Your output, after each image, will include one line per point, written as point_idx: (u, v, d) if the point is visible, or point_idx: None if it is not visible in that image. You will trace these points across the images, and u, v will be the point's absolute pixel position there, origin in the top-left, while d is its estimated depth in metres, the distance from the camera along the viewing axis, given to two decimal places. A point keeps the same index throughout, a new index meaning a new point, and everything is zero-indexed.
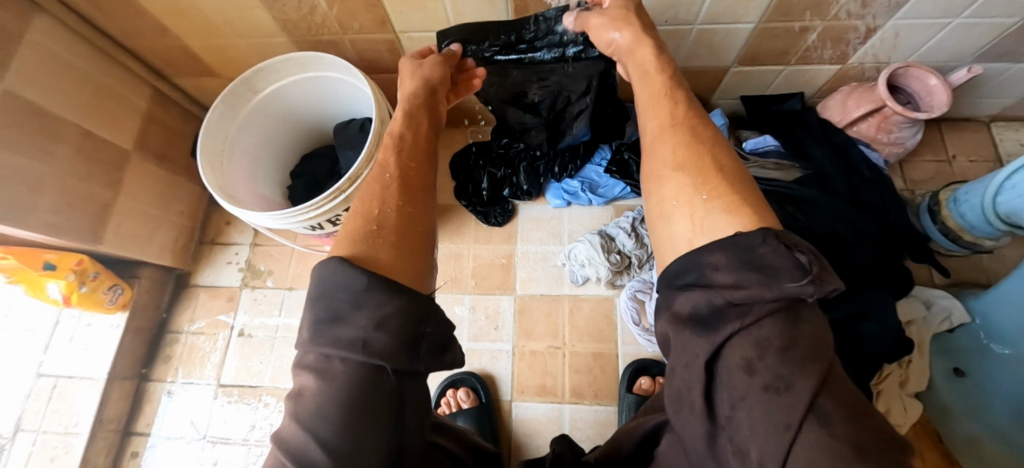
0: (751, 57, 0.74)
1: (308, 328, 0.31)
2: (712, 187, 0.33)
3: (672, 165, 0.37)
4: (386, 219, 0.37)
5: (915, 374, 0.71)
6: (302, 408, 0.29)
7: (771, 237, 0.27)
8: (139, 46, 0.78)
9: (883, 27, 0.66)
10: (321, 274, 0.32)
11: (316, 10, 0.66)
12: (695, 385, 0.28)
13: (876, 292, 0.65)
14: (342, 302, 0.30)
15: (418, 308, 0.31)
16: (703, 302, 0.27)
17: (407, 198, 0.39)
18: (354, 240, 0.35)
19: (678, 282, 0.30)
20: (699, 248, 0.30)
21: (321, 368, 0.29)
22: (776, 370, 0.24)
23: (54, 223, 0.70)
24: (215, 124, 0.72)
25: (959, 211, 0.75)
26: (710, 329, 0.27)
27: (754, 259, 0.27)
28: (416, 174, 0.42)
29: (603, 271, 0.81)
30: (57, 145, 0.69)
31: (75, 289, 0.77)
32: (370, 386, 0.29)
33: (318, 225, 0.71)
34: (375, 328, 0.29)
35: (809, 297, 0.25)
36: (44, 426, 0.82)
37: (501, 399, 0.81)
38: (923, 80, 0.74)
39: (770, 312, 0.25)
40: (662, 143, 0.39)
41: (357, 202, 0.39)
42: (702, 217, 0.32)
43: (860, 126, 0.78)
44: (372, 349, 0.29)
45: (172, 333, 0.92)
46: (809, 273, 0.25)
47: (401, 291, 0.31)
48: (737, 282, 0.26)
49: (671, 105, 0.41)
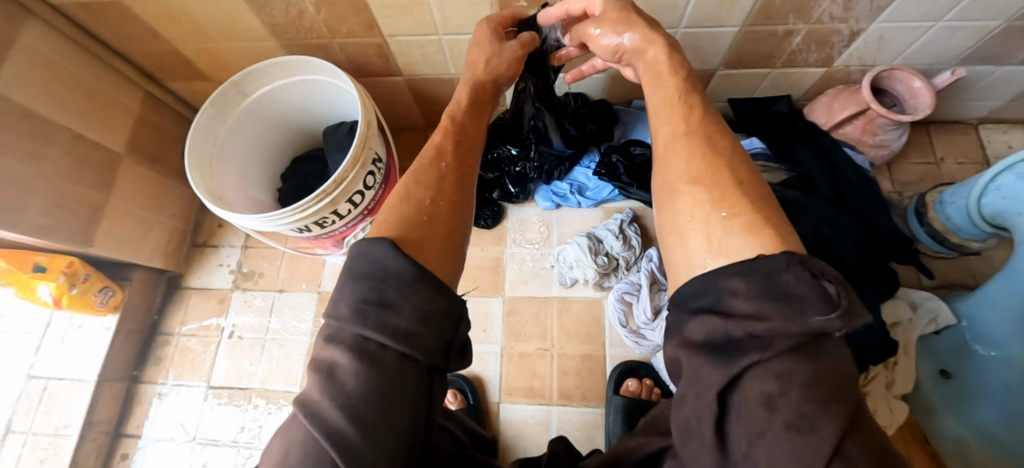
0: (737, 60, 0.75)
1: (348, 303, 0.30)
2: (729, 203, 0.33)
3: (688, 177, 0.36)
4: (438, 211, 0.37)
5: (901, 375, 0.71)
6: (333, 384, 0.27)
7: (796, 264, 0.27)
8: (132, 50, 0.79)
9: (866, 30, 0.66)
10: (369, 253, 0.32)
11: (304, 15, 0.67)
12: (705, 416, 0.27)
13: (860, 293, 0.65)
14: (389, 288, 0.30)
15: (455, 311, 0.32)
16: (720, 330, 0.27)
17: (460, 193, 0.40)
18: (405, 225, 0.35)
19: (695, 306, 0.30)
20: (716, 273, 0.30)
21: (359, 347, 0.28)
22: (799, 407, 0.23)
23: (44, 225, 0.71)
24: (204, 127, 0.73)
25: (946, 213, 0.75)
26: (727, 360, 0.26)
27: (776, 287, 0.26)
28: (469, 168, 0.43)
29: (590, 273, 0.81)
30: (48, 148, 0.69)
31: (65, 291, 0.77)
32: (407, 375, 0.28)
33: (306, 227, 0.71)
34: (419, 322, 0.29)
35: (835, 333, 0.25)
36: (35, 427, 0.82)
37: (489, 401, 0.81)
38: (908, 83, 0.74)
39: (792, 347, 0.25)
40: (677, 153, 0.39)
41: (409, 185, 0.39)
42: (720, 237, 0.32)
43: (847, 128, 0.78)
44: (414, 340, 0.29)
45: (163, 334, 0.93)
46: (837, 306, 0.25)
47: (443, 291, 0.31)
48: (757, 312, 0.26)
49: (686, 110, 0.41)
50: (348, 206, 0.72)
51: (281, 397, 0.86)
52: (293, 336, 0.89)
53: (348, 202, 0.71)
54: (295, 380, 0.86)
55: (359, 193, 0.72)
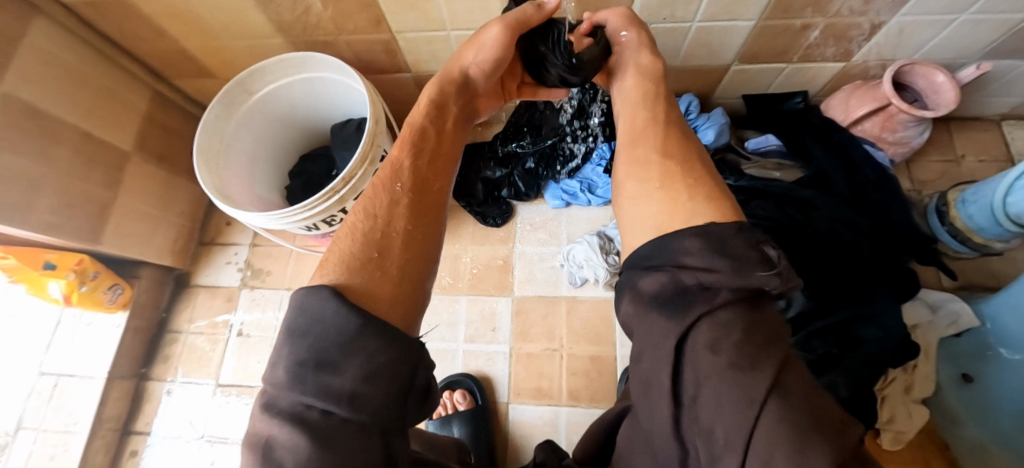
0: (752, 55, 0.73)
1: (284, 367, 0.27)
2: (695, 175, 0.35)
3: (661, 152, 0.38)
4: (389, 244, 0.35)
5: (921, 379, 0.69)
6: (270, 461, 0.25)
7: (742, 230, 0.28)
8: (138, 47, 0.79)
9: (887, 24, 0.64)
10: (304, 304, 0.29)
11: (311, 11, 0.66)
12: (662, 365, 0.27)
13: (879, 297, 0.64)
14: (328, 346, 0.27)
15: (410, 358, 0.29)
16: (672, 282, 0.28)
17: (416, 218, 0.38)
18: (351, 266, 0.33)
19: (649, 264, 0.31)
20: (671, 234, 0.30)
21: (297, 416, 0.26)
22: (742, 349, 0.24)
23: (54, 223, 0.71)
24: (211, 125, 0.72)
25: (967, 212, 0.73)
26: (678, 310, 0.27)
27: (727, 246, 0.27)
28: (430, 186, 0.41)
29: (601, 272, 0.81)
30: (56, 146, 0.69)
31: (74, 288, 0.77)
32: (351, 439, 0.26)
33: (314, 225, 0.70)
34: (365, 382, 0.27)
35: (773, 290, 0.27)
36: (45, 424, 0.82)
37: (497, 402, 0.80)
38: (929, 78, 0.72)
39: (735, 298, 0.26)
40: (647, 132, 0.40)
41: (354, 216, 0.38)
42: (683, 203, 0.33)
43: (865, 124, 0.76)
44: (360, 402, 0.26)
45: (172, 332, 0.93)
46: (775, 267, 0.27)
47: (394, 339, 0.29)
48: (709, 265, 0.27)
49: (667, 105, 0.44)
50: None
51: None
52: None
53: (355, 200, 0.70)
54: None
55: None
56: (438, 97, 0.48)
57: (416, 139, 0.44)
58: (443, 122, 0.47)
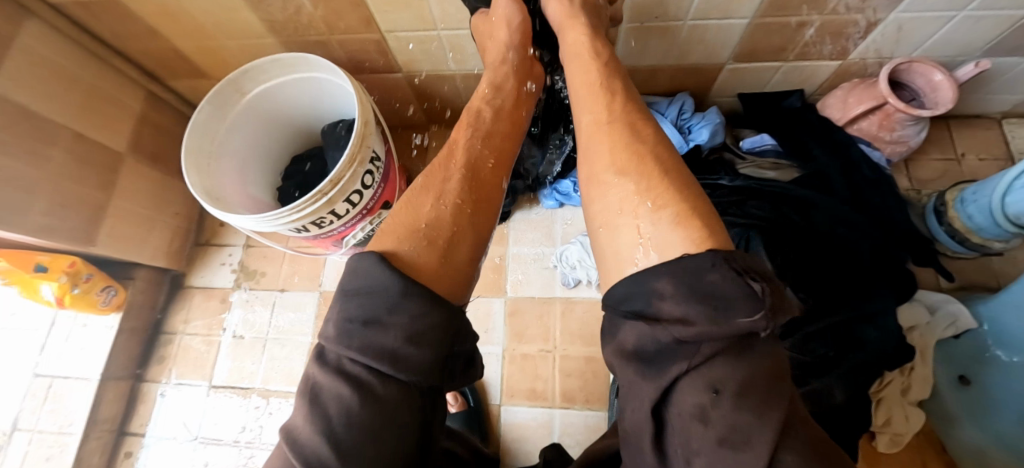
0: (747, 53, 0.72)
1: (335, 324, 0.29)
2: (657, 195, 0.32)
3: (615, 168, 0.36)
4: (440, 217, 0.37)
5: (918, 381, 0.68)
6: (319, 407, 0.27)
7: (720, 262, 0.25)
8: (130, 48, 0.78)
9: (885, 21, 0.63)
10: (359, 268, 0.31)
11: (302, 11, 0.66)
12: (646, 427, 0.26)
13: (873, 299, 0.63)
14: (376, 304, 0.29)
15: (452, 326, 0.31)
16: (649, 336, 0.26)
17: (472, 194, 0.41)
18: (402, 235, 0.35)
19: (627, 308, 0.28)
20: (646, 271, 0.28)
21: (344, 370, 0.28)
22: (734, 419, 0.22)
23: (46, 225, 0.70)
24: (201, 126, 0.72)
25: (966, 212, 0.72)
26: (658, 370, 0.25)
27: (703, 287, 0.25)
28: (486, 166, 0.44)
29: (594, 273, 0.82)
30: (48, 147, 0.69)
31: (67, 291, 0.77)
32: (393, 397, 0.27)
33: (303, 226, 0.70)
34: (409, 340, 0.28)
35: (762, 331, 0.24)
36: (40, 425, 0.82)
37: (491, 403, 0.80)
38: (928, 75, 0.71)
39: (717, 352, 0.23)
40: (598, 141, 0.38)
41: (415, 192, 0.41)
42: (649, 232, 0.31)
43: (863, 123, 0.75)
44: (404, 361, 0.28)
45: (167, 333, 0.93)
46: (762, 305, 0.24)
47: (438, 305, 0.30)
48: (684, 316, 0.24)
49: (608, 98, 0.41)
50: (345, 205, 0.71)
51: (281, 397, 0.85)
52: (294, 334, 0.89)
53: (345, 201, 0.70)
54: (296, 380, 0.86)
55: (357, 192, 0.71)
56: (497, 80, 0.52)
57: (478, 124, 0.48)
58: (504, 108, 0.50)
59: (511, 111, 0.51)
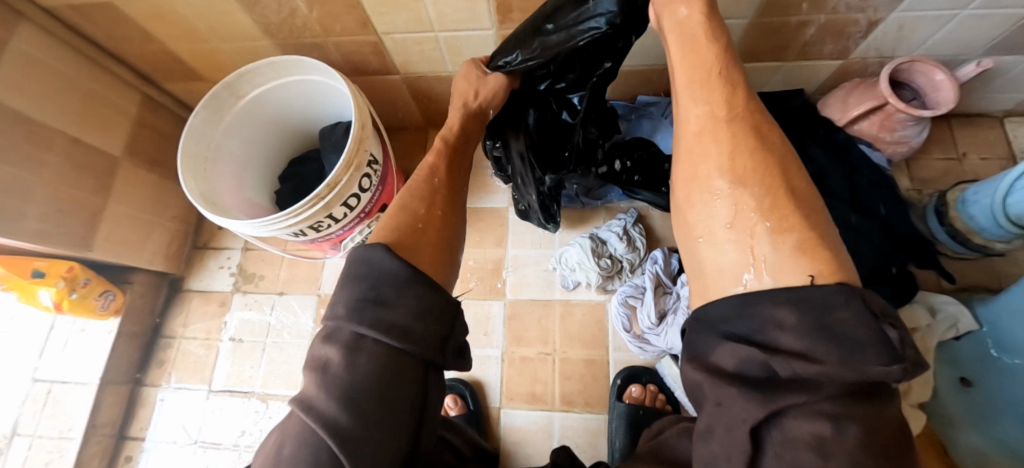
0: (747, 52, 0.71)
1: (344, 305, 0.32)
2: (781, 215, 0.31)
3: (729, 176, 0.34)
4: (428, 218, 0.42)
5: (919, 384, 0.67)
6: (328, 376, 0.29)
7: (855, 301, 0.25)
8: (126, 51, 0.78)
9: (885, 20, 0.62)
10: (365, 259, 0.35)
11: (297, 13, 0.65)
12: (735, 454, 0.26)
13: None
14: (384, 288, 0.33)
15: (452, 307, 0.35)
16: (759, 360, 0.26)
17: (451, 207, 0.46)
18: (402, 232, 0.39)
19: (728, 332, 0.29)
20: (760, 298, 0.28)
21: (352, 344, 0.30)
22: (857, 459, 0.22)
23: (42, 231, 0.70)
24: (197, 130, 0.72)
25: (968, 213, 0.71)
26: (766, 396, 0.25)
27: (830, 325, 0.25)
28: (456, 187, 0.49)
29: (593, 276, 0.79)
30: (45, 153, 0.69)
31: (65, 295, 0.77)
32: (401, 369, 0.30)
33: (300, 231, 0.70)
34: (415, 317, 0.32)
35: (894, 381, 0.24)
36: (39, 430, 0.83)
37: (490, 406, 0.80)
38: (929, 75, 0.70)
39: (843, 390, 0.24)
40: (707, 143, 0.36)
41: (403, 197, 0.44)
42: (767, 254, 0.30)
43: (862, 124, 0.74)
44: (412, 334, 0.31)
45: (166, 337, 0.93)
46: (899, 356, 0.24)
47: (437, 290, 0.34)
48: (808, 350, 0.25)
49: (727, 90, 0.38)
50: (343, 209, 0.70)
51: (281, 401, 0.85)
52: (293, 338, 0.89)
53: (342, 206, 0.69)
54: (295, 383, 0.86)
55: (354, 196, 0.70)
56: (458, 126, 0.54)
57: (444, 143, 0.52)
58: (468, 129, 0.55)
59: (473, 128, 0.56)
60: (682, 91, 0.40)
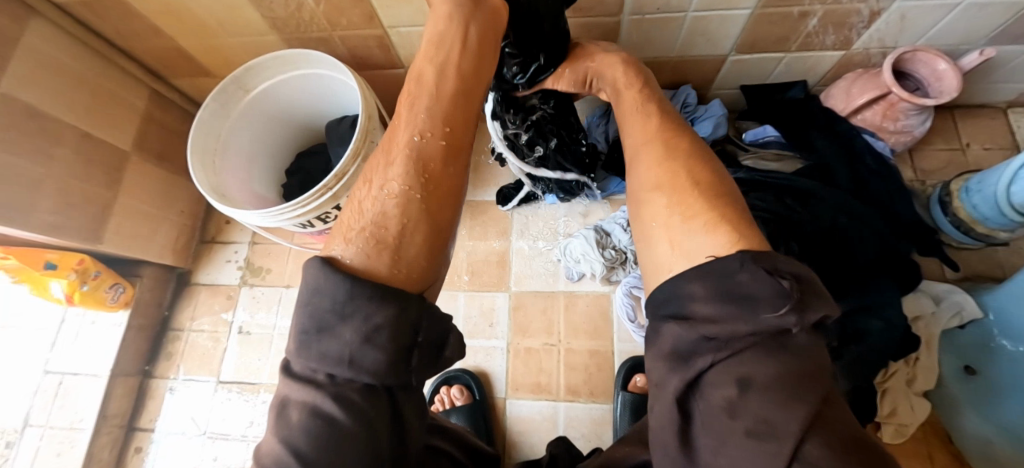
0: (750, 43, 0.72)
1: (295, 338, 0.30)
2: (686, 206, 0.33)
3: (652, 182, 0.37)
4: (387, 214, 0.33)
5: (923, 371, 0.68)
6: (285, 417, 0.29)
7: (749, 262, 0.26)
8: (134, 47, 0.79)
9: (888, 10, 0.63)
10: (306, 278, 0.31)
11: (304, 8, 0.66)
12: (669, 426, 0.27)
13: (880, 286, 0.64)
14: (327, 314, 0.29)
15: (410, 316, 0.30)
16: (680, 335, 0.27)
17: (426, 181, 0.35)
18: (353, 239, 0.33)
19: (662, 313, 0.30)
20: (680, 276, 0.30)
21: (309, 380, 0.29)
22: (759, 413, 0.23)
23: (54, 223, 0.71)
24: (206, 124, 0.73)
25: (971, 202, 0.72)
26: (685, 364, 0.27)
27: (732, 288, 0.26)
28: (439, 147, 0.36)
29: (598, 266, 0.80)
30: (55, 146, 0.70)
31: (76, 288, 0.78)
32: (357, 403, 0.28)
33: (309, 222, 0.71)
34: (360, 342, 0.28)
35: (794, 329, 0.24)
36: (51, 421, 0.84)
37: (496, 397, 0.80)
38: (933, 65, 0.71)
39: (749, 345, 0.25)
40: (641, 156, 0.40)
41: (365, 187, 0.36)
42: (680, 237, 0.32)
43: (866, 114, 0.75)
44: (357, 361, 0.28)
45: (175, 330, 0.94)
46: (789, 301, 0.24)
47: (391, 300, 0.29)
48: (714, 315, 0.26)
49: (646, 118, 0.43)
50: None
51: None
52: None
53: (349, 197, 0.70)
54: None
55: None
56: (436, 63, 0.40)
57: (419, 92, 0.39)
58: (449, 65, 0.40)
59: (463, 63, 0.40)
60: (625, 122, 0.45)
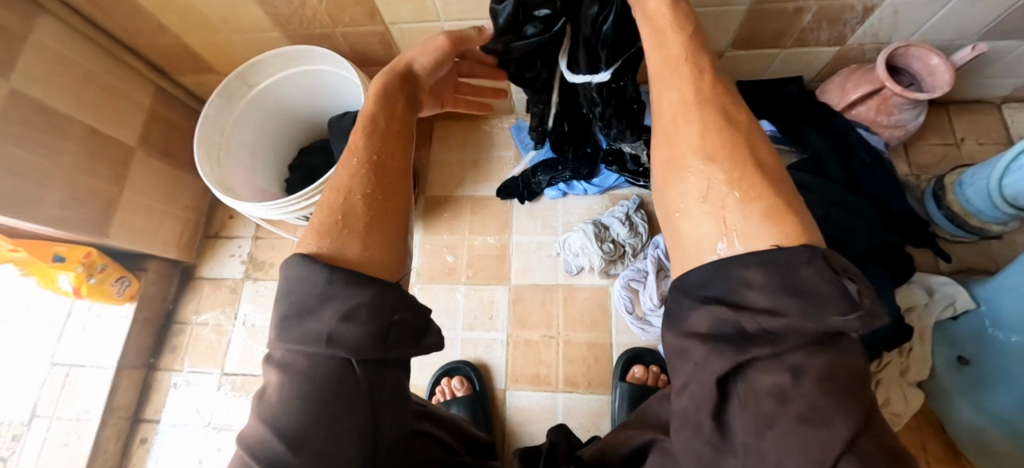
0: (745, 39, 0.73)
1: (276, 325, 0.32)
2: (750, 185, 0.31)
3: (702, 153, 0.33)
4: (354, 211, 0.35)
5: (916, 362, 0.69)
6: (267, 398, 0.31)
7: (818, 258, 0.26)
8: (140, 44, 0.80)
9: (880, 6, 0.64)
10: (285, 271, 0.32)
11: (306, 4, 0.68)
12: (703, 406, 0.28)
13: (876, 278, 0.65)
14: (307, 298, 0.31)
15: (387, 297, 0.32)
16: (730, 321, 0.27)
17: (385, 183, 0.38)
18: (321, 235, 0.34)
19: (702, 294, 0.30)
20: (729, 260, 0.29)
21: (289, 363, 0.31)
22: (814, 402, 0.24)
23: (61, 217, 0.73)
24: (211, 119, 0.74)
25: (964, 195, 0.73)
26: (735, 350, 0.26)
27: (796, 282, 0.26)
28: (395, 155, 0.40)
29: (596, 259, 0.81)
30: (63, 141, 0.71)
31: (83, 280, 0.80)
32: (338, 380, 0.30)
33: (311, 215, 0.72)
34: (339, 324, 0.30)
35: (852, 332, 0.25)
36: (58, 413, 0.85)
37: (496, 388, 0.81)
38: (925, 60, 0.71)
39: (806, 342, 0.25)
40: (684, 125, 0.35)
41: (327, 189, 0.38)
42: (737, 224, 0.30)
43: (860, 109, 0.76)
44: (336, 342, 0.30)
45: (179, 323, 0.95)
46: (858, 306, 0.25)
47: (367, 282, 0.31)
48: (773, 307, 0.26)
49: (697, 76, 0.37)
50: None
51: None
52: None
53: None
54: None
55: None
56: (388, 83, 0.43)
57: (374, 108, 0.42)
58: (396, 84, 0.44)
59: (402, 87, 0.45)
60: (656, 82, 0.40)
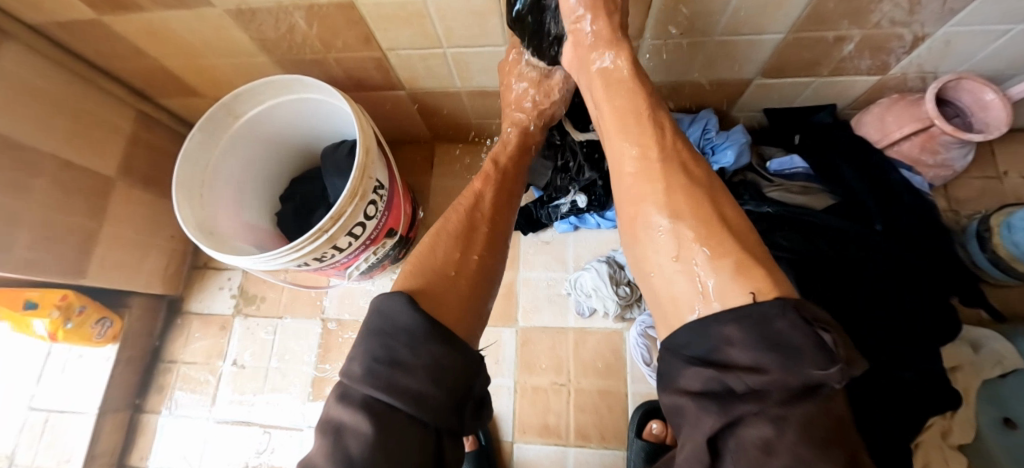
0: (778, 68, 0.66)
1: (361, 363, 0.34)
2: (716, 242, 0.34)
3: (668, 213, 0.37)
4: (463, 264, 0.44)
5: (959, 424, 0.64)
6: (341, 445, 0.31)
7: (790, 310, 0.27)
8: (117, 68, 0.74)
9: (933, 35, 0.57)
10: (387, 309, 0.37)
11: (295, 30, 0.61)
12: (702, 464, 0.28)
13: (921, 336, 0.58)
14: (399, 345, 0.34)
15: (469, 362, 0.36)
16: (716, 379, 0.28)
17: (488, 246, 0.47)
18: (433, 279, 0.41)
19: (688, 354, 0.31)
20: (710, 318, 0.31)
21: (369, 403, 0.32)
22: (798, 455, 0.24)
23: (33, 260, 0.67)
24: (192, 153, 0.68)
25: (1013, 240, 0.66)
26: (721, 407, 0.27)
27: (772, 336, 0.27)
28: (501, 220, 0.50)
29: (610, 304, 0.75)
30: (34, 179, 0.65)
31: (60, 326, 0.74)
32: (409, 431, 0.32)
33: (305, 262, 0.65)
34: (428, 383, 0.33)
35: (836, 384, 0.25)
36: (37, 461, 0.80)
37: (502, 440, 0.76)
38: (978, 94, 0.65)
39: (790, 398, 0.25)
40: (649, 182, 0.39)
41: (441, 238, 0.46)
42: (711, 283, 0.32)
43: (902, 145, 0.70)
44: (422, 400, 0.33)
45: (166, 362, 0.90)
46: (837, 360, 0.25)
47: (452, 345, 0.36)
48: (756, 363, 0.27)
49: (656, 133, 0.42)
50: (349, 238, 0.66)
51: (284, 431, 0.82)
52: (297, 363, 0.86)
53: (347, 235, 0.65)
54: (298, 412, 0.83)
55: (360, 225, 0.66)
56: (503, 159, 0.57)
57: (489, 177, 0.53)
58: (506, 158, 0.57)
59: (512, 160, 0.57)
60: (614, 135, 0.44)
